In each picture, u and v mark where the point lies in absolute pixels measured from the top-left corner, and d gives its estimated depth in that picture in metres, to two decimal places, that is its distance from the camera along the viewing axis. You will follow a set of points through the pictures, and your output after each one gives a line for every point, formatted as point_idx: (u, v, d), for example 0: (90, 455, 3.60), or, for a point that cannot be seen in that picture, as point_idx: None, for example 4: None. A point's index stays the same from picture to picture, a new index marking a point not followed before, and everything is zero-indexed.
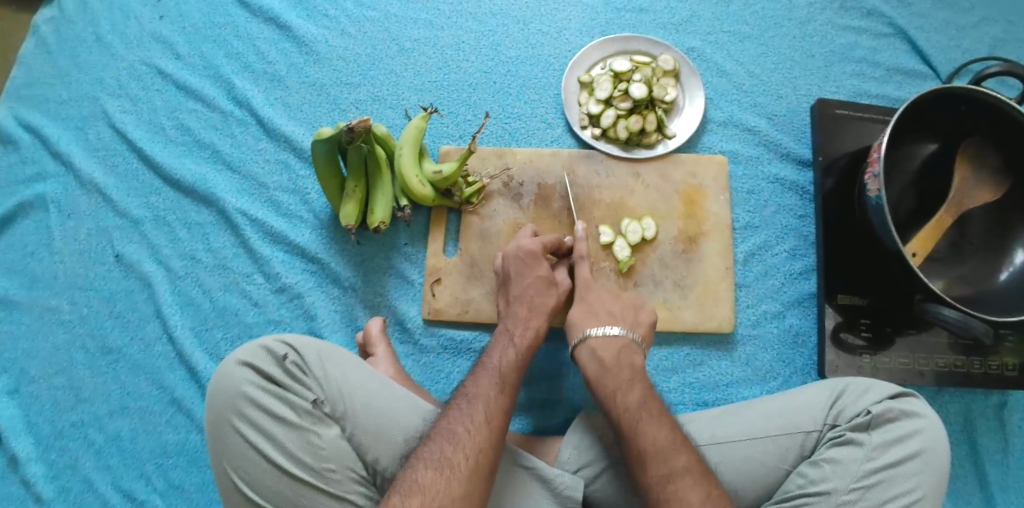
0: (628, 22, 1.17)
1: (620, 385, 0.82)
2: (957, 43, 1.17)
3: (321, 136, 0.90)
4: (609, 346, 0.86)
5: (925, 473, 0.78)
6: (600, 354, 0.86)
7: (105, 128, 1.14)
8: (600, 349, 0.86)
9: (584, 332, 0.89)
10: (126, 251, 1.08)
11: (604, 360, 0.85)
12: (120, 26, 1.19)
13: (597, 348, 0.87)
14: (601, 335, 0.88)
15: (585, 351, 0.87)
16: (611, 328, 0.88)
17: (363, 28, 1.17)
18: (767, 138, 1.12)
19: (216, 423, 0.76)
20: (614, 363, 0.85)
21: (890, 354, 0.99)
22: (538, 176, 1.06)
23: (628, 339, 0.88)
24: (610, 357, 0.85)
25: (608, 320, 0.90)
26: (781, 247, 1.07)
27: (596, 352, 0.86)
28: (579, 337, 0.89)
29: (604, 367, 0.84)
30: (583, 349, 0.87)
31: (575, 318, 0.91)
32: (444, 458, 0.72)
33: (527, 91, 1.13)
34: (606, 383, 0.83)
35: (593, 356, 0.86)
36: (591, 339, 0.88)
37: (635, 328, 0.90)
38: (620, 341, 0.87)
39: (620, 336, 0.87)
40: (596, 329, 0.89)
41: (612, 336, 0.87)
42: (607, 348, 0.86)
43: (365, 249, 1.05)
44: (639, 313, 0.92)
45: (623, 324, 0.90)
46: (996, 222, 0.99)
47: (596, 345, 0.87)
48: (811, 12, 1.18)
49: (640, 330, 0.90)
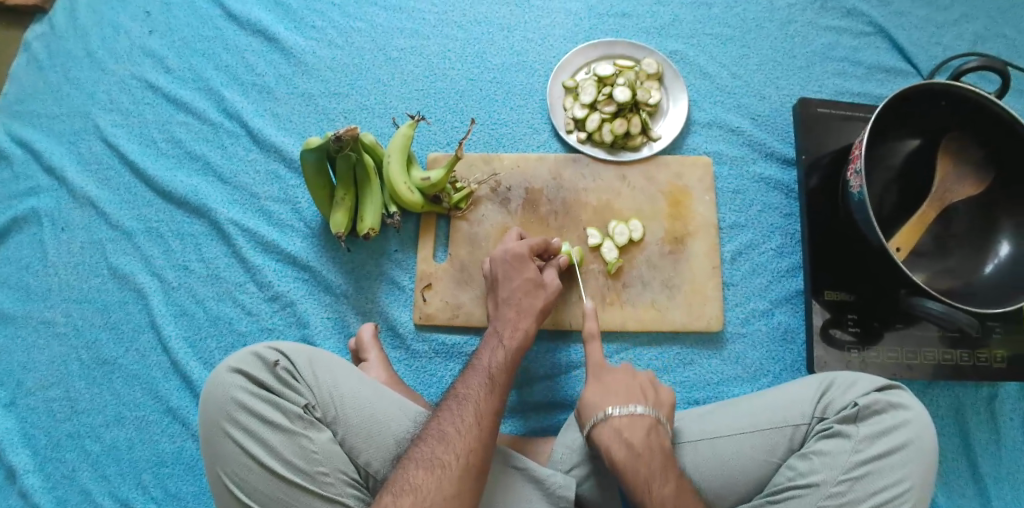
0: (612, 28, 1.18)
1: (652, 477, 0.77)
2: (937, 40, 1.18)
3: (309, 146, 0.91)
4: (634, 426, 0.80)
5: (914, 463, 0.79)
6: (626, 436, 0.79)
7: (98, 142, 1.16)
8: (626, 431, 0.79)
9: (607, 412, 0.81)
10: (120, 263, 1.09)
11: (633, 444, 0.78)
12: (111, 41, 1.21)
13: (622, 428, 0.80)
14: (624, 415, 0.80)
15: (609, 433, 0.80)
16: (635, 408, 0.81)
17: (350, 38, 1.18)
18: (751, 138, 1.13)
19: (208, 428, 0.77)
20: (643, 447, 0.78)
21: (878, 348, 1.00)
22: (526, 180, 1.08)
23: (653, 417, 0.81)
24: (639, 439, 0.79)
25: (630, 399, 0.82)
26: (767, 245, 1.08)
27: (620, 433, 0.79)
28: (601, 418, 0.81)
29: (633, 453, 0.78)
30: (607, 430, 0.80)
31: (592, 397, 0.84)
32: (436, 457, 0.73)
33: (514, 97, 1.15)
34: (637, 473, 0.77)
35: (619, 438, 0.79)
36: (615, 420, 0.80)
37: (657, 406, 0.83)
38: (646, 419, 0.81)
39: (645, 416, 0.81)
40: (618, 407, 0.81)
41: (637, 416, 0.80)
42: (634, 431, 0.79)
43: (356, 257, 1.07)
44: (659, 391, 0.85)
45: (645, 403, 0.82)
46: (979, 215, 1.01)
47: (622, 426, 0.80)
48: (792, 13, 1.20)
49: (663, 410, 0.84)
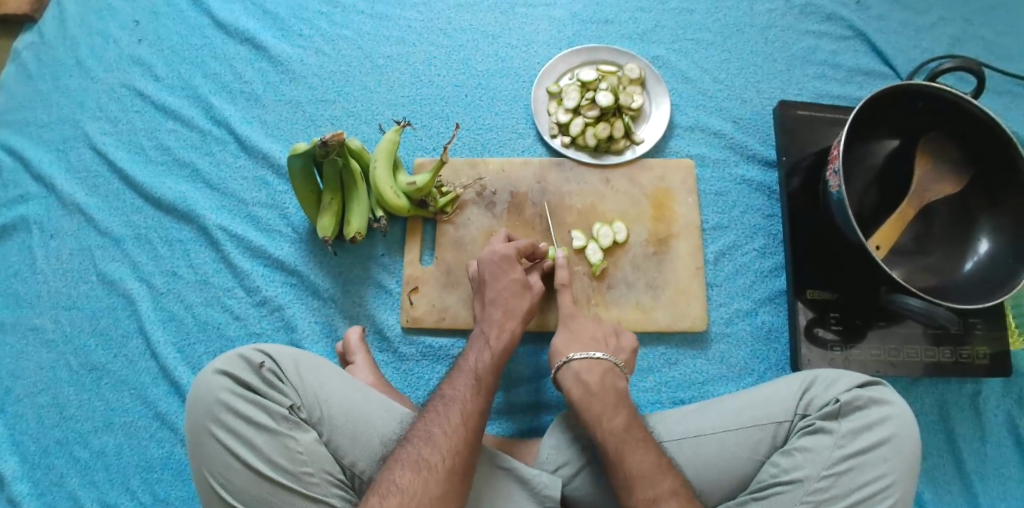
0: (595, 34, 1.20)
1: (605, 410, 0.82)
2: (915, 44, 1.21)
3: (296, 151, 0.92)
4: (593, 369, 0.87)
5: (896, 458, 0.80)
6: (584, 378, 0.86)
7: (87, 150, 1.17)
8: (583, 372, 0.87)
9: (568, 356, 0.89)
10: (108, 269, 1.10)
11: (590, 383, 0.85)
12: (100, 50, 1.22)
13: (581, 370, 0.87)
14: (582, 357, 0.88)
15: (569, 375, 0.87)
16: (595, 353, 0.89)
17: (337, 46, 1.20)
18: (733, 141, 1.15)
19: (194, 429, 0.78)
20: (597, 385, 0.85)
21: (861, 347, 1.01)
22: (511, 184, 1.09)
23: (611, 362, 0.89)
24: (595, 380, 0.86)
25: (591, 346, 0.90)
26: (750, 245, 1.10)
27: (579, 374, 0.87)
28: (561, 362, 0.89)
29: (588, 390, 0.85)
30: (567, 372, 0.88)
31: (558, 346, 0.92)
32: (422, 459, 0.74)
33: (499, 103, 1.16)
34: (590, 407, 0.83)
35: (577, 379, 0.86)
36: (574, 363, 0.88)
37: (618, 353, 0.91)
38: (604, 365, 0.88)
39: (602, 360, 0.88)
40: (579, 353, 0.89)
41: (595, 360, 0.88)
42: (591, 372, 0.87)
43: (343, 261, 1.08)
44: (621, 338, 0.94)
45: (605, 351, 0.90)
46: (959, 214, 1.02)
47: (580, 367, 0.87)
48: (772, 18, 1.22)
49: (623, 355, 0.91)
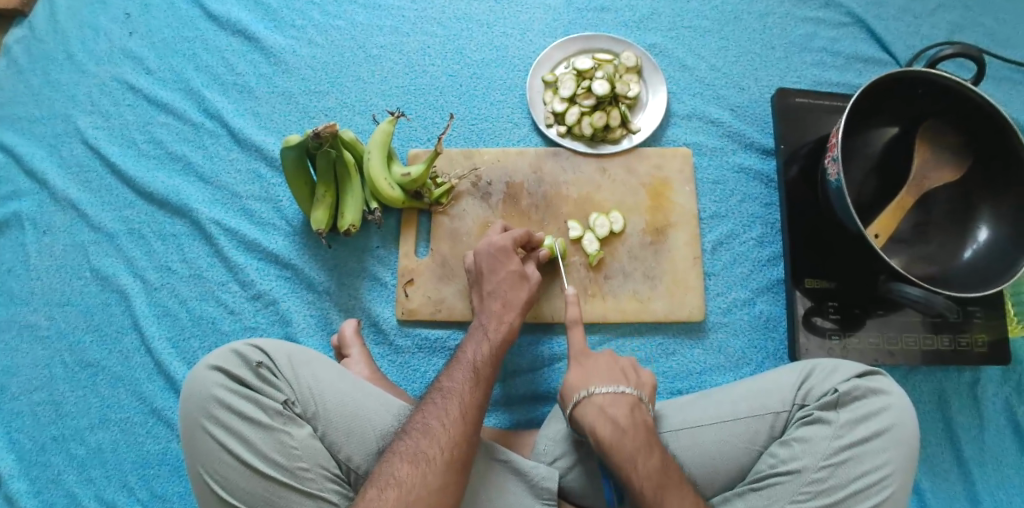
0: (590, 22, 1.19)
1: (638, 450, 0.77)
2: (914, 30, 1.19)
3: (289, 143, 0.91)
4: (619, 404, 0.80)
5: (895, 447, 0.80)
6: (610, 413, 0.80)
7: (79, 144, 1.16)
8: (611, 409, 0.80)
9: (590, 390, 0.81)
10: (102, 265, 1.09)
11: (618, 421, 0.79)
12: (90, 43, 1.21)
13: (607, 405, 0.80)
14: (609, 394, 0.81)
15: (593, 411, 0.80)
16: (622, 388, 0.82)
17: (330, 36, 1.18)
18: (731, 129, 1.14)
19: (188, 426, 0.78)
20: (627, 424, 0.79)
21: (859, 335, 1.01)
22: (506, 175, 1.08)
23: (637, 397, 0.82)
24: (624, 416, 0.79)
25: (614, 379, 0.83)
26: (748, 235, 1.09)
27: (605, 410, 0.80)
28: (584, 397, 0.81)
29: (618, 429, 0.78)
30: (592, 408, 0.80)
31: (576, 377, 0.84)
32: (420, 451, 0.74)
33: (494, 93, 1.15)
34: (622, 450, 0.77)
35: (603, 416, 0.80)
36: (599, 397, 0.81)
37: (639, 386, 0.84)
38: (630, 399, 0.81)
39: (629, 396, 0.81)
40: (604, 386, 0.82)
41: (621, 394, 0.81)
42: (618, 407, 0.80)
43: (337, 253, 1.07)
44: (640, 373, 0.86)
45: (627, 383, 0.83)
46: (959, 201, 1.01)
47: (606, 403, 0.80)
48: (770, 5, 1.21)
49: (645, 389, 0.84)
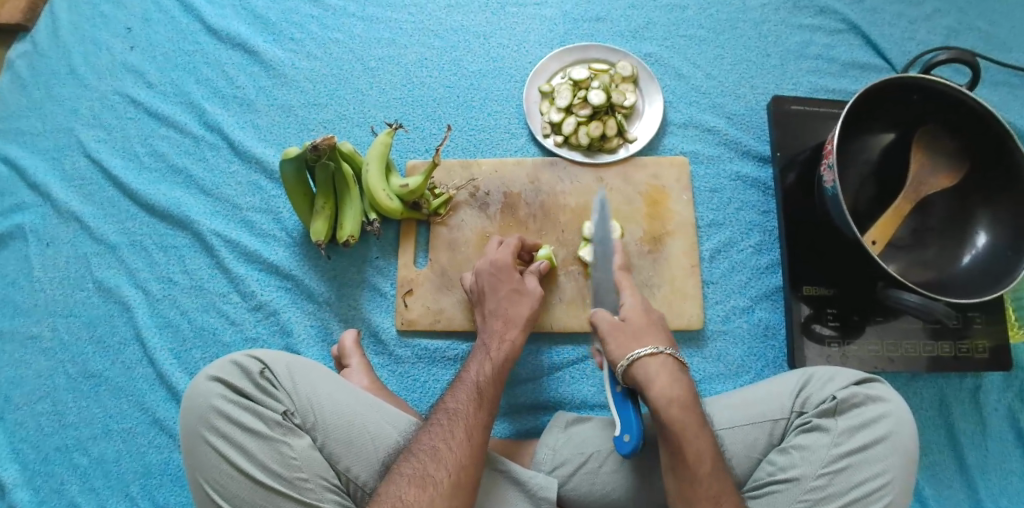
0: (586, 32, 1.20)
1: (700, 421, 0.77)
2: (910, 36, 1.20)
3: (288, 155, 0.92)
4: (686, 374, 0.81)
5: (894, 455, 0.80)
6: (681, 379, 0.79)
7: (81, 157, 1.17)
8: (683, 375, 0.80)
9: (665, 348, 0.81)
10: (104, 276, 1.10)
11: (687, 388, 0.79)
12: (93, 57, 1.22)
13: (677, 371, 0.80)
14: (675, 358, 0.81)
15: (664, 371, 0.79)
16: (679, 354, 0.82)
17: (329, 49, 1.20)
18: (727, 137, 1.14)
19: (188, 436, 0.78)
20: (693, 394, 0.79)
21: (858, 342, 1.01)
22: (504, 185, 1.09)
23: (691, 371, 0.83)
24: (691, 385, 0.79)
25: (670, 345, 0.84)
26: (746, 242, 1.09)
27: (677, 375, 0.79)
28: (659, 352, 0.80)
29: (687, 395, 0.78)
30: (665, 367, 0.79)
31: (639, 333, 0.83)
32: (427, 475, 0.74)
33: (491, 103, 1.16)
34: (690, 414, 0.76)
35: (673, 379, 0.79)
36: (670, 359, 0.80)
37: None
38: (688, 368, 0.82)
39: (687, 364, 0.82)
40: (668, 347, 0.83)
41: (683, 362, 0.82)
42: (687, 375, 0.80)
43: (337, 264, 1.08)
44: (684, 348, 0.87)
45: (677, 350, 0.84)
46: (956, 207, 1.01)
47: (676, 368, 0.80)
48: (765, 13, 1.21)
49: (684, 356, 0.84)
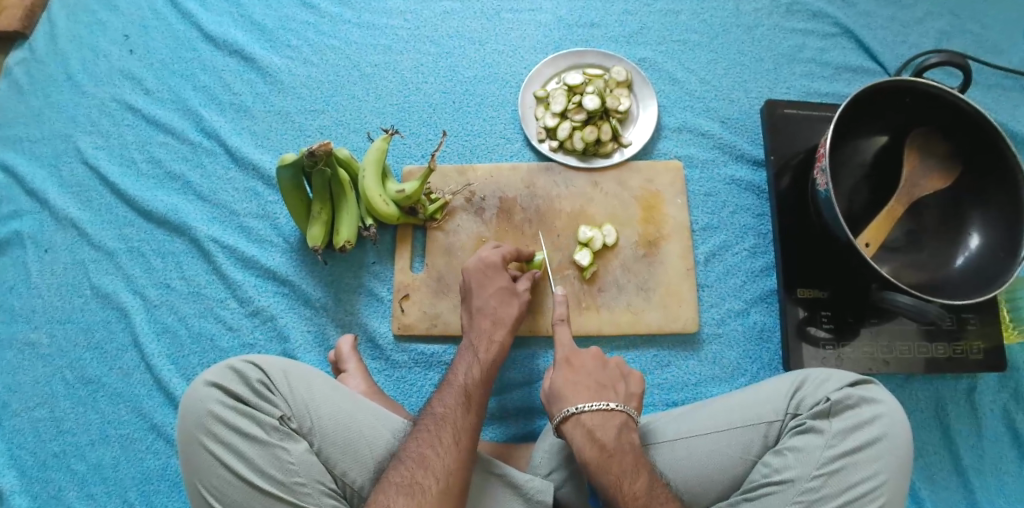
0: (581, 38, 1.21)
1: (625, 473, 0.78)
2: (903, 39, 1.21)
3: (284, 162, 0.92)
4: (607, 425, 0.82)
5: (887, 457, 0.80)
6: (598, 435, 0.81)
7: (79, 164, 1.18)
8: (598, 429, 0.81)
9: (577, 407, 0.83)
10: (102, 283, 1.10)
11: (604, 443, 0.80)
12: (91, 65, 1.23)
13: (595, 427, 0.81)
14: (594, 411, 0.82)
15: (581, 432, 0.82)
16: (607, 404, 0.83)
17: (325, 56, 1.20)
18: (721, 141, 1.15)
19: (186, 441, 0.79)
20: (614, 446, 0.80)
21: (853, 344, 1.02)
22: (499, 190, 1.09)
23: (625, 415, 0.83)
24: (610, 439, 0.81)
25: (600, 395, 0.84)
26: (740, 245, 1.10)
27: (592, 432, 0.81)
28: (571, 414, 0.82)
29: (604, 452, 0.79)
30: (578, 427, 0.82)
31: (562, 390, 0.85)
32: (415, 483, 0.74)
33: (486, 109, 1.17)
34: (609, 471, 0.78)
35: (589, 437, 0.81)
36: (585, 415, 0.82)
37: (627, 400, 0.86)
38: (619, 417, 0.83)
39: (618, 413, 0.83)
40: (588, 403, 0.83)
41: (611, 412, 0.83)
42: (606, 429, 0.81)
43: (333, 269, 1.08)
44: (629, 384, 0.87)
45: (616, 398, 0.85)
46: (949, 210, 1.02)
47: (593, 423, 0.81)
48: (758, 17, 1.22)
49: (633, 402, 0.86)
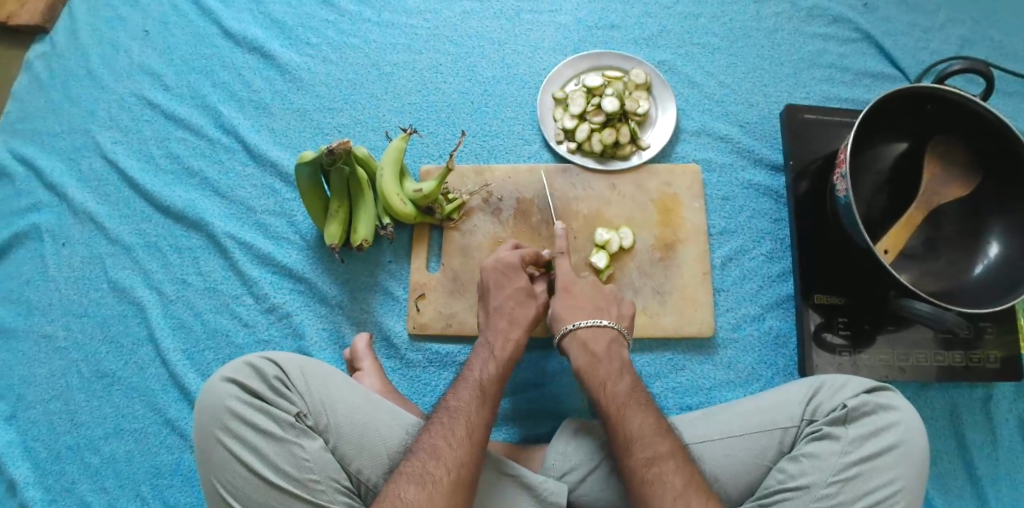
0: (600, 39, 1.21)
1: (609, 377, 0.85)
2: (924, 45, 1.20)
3: (303, 159, 0.92)
4: (599, 339, 0.89)
5: (904, 464, 0.80)
6: (591, 347, 0.88)
7: (98, 158, 1.18)
8: (591, 341, 0.89)
9: (574, 323, 0.90)
10: (119, 277, 1.11)
11: (595, 352, 0.88)
12: (111, 60, 1.24)
13: (589, 340, 0.89)
14: (589, 326, 0.90)
15: (576, 344, 0.89)
16: (600, 320, 0.90)
17: (344, 54, 1.21)
18: (740, 145, 1.15)
19: (202, 436, 0.79)
20: (603, 354, 0.88)
21: (870, 351, 1.01)
22: (517, 191, 1.09)
23: (615, 331, 0.91)
24: (601, 349, 0.88)
25: (595, 313, 0.92)
26: (757, 250, 1.09)
27: (586, 343, 0.89)
28: (568, 329, 0.90)
29: (595, 358, 0.87)
30: (574, 339, 0.89)
31: (563, 313, 0.92)
32: (427, 473, 0.74)
33: (504, 110, 1.17)
34: (597, 373, 0.86)
35: (583, 348, 0.88)
36: (581, 330, 0.90)
37: (619, 319, 0.93)
38: (609, 333, 0.90)
39: (609, 329, 0.90)
40: (584, 320, 0.90)
41: (603, 328, 0.90)
42: (598, 342, 0.89)
43: (350, 268, 1.08)
44: (621, 306, 0.94)
45: (609, 316, 0.92)
46: (969, 217, 1.01)
47: (587, 336, 0.89)
48: (779, 22, 1.22)
49: (624, 321, 0.93)
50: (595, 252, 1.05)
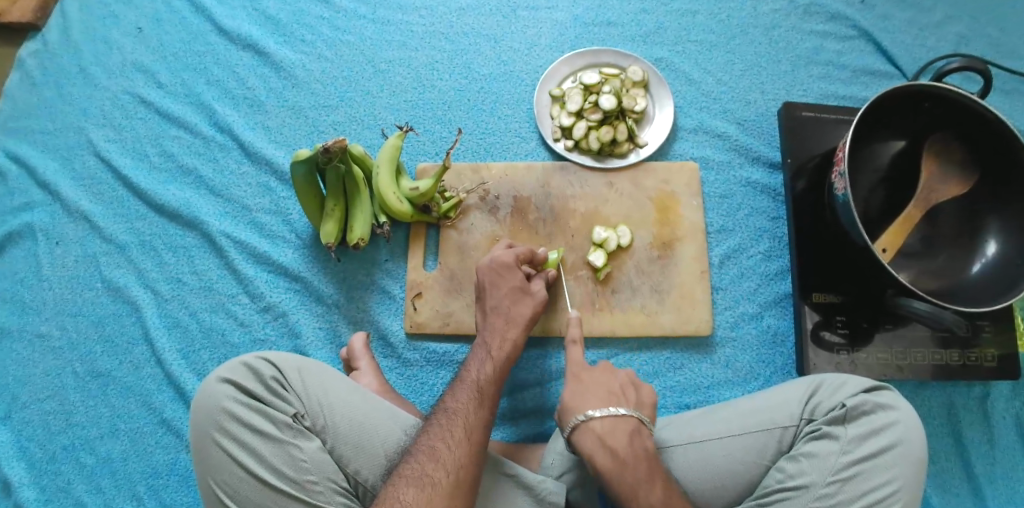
0: (597, 37, 1.20)
1: (639, 483, 0.75)
2: (921, 42, 1.20)
3: (299, 158, 0.92)
4: (617, 432, 0.79)
5: (904, 463, 0.80)
6: (610, 443, 0.78)
7: (91, 157, 1.17)
8: (608, 435, 0.78)
9: (586, 415, 0.80)
10: (114, 276, 1.10)
11: (616, 451, 0.77)
12: (104, 57, 1.23)
13: (605, 434, 0.78)
14: (605, 418, 0.79)
15: (591, 439, 0.79)
16: (617, 409, 0.80)
17: (340, 51, 1.20)
18: (738, 143, 1.14)
19: (199, 438, 0.78)
20: (626, 453, 0.77)
21: (868, 350, 1.01)
22: (514, 189, 1.09)
23: (637, 421, 0.80)
24: (622, 446, 0.78)
25: (610, 401, 0.82)
26: (755, 248, 1.09)
27: (603, 439, 0.78)
28: (581, 422, 0.80)
29: (617, 459, 0.76)
30: (589, 435, 0.79)
31: (571, 398, 0.83)
32: (425, 475, 0.74)
33: (501, 107, 1.16)
34: (624, 479, 0.75)
35: (601, 444, 0.78)
36: (596, 423, 0.79)
37: (639, 407, 0.83)
38: (630, 423, 0.80)
39: (628, 418, 0.80)
40: (599, 409, 0.80)
41: (620, 418, 0.80)
42: (616, 435, 0.78)
43: (346, 266, 1.08)
44: (640, 391, 0.84)
45: (627, 404, 0.82)
46: (967, 215, 1.00)
47: (603, 431, 0.79)
48: (776, 19, 1.21)
49: (645, 410, 0.83)
50: (593, 250, 1.04)
